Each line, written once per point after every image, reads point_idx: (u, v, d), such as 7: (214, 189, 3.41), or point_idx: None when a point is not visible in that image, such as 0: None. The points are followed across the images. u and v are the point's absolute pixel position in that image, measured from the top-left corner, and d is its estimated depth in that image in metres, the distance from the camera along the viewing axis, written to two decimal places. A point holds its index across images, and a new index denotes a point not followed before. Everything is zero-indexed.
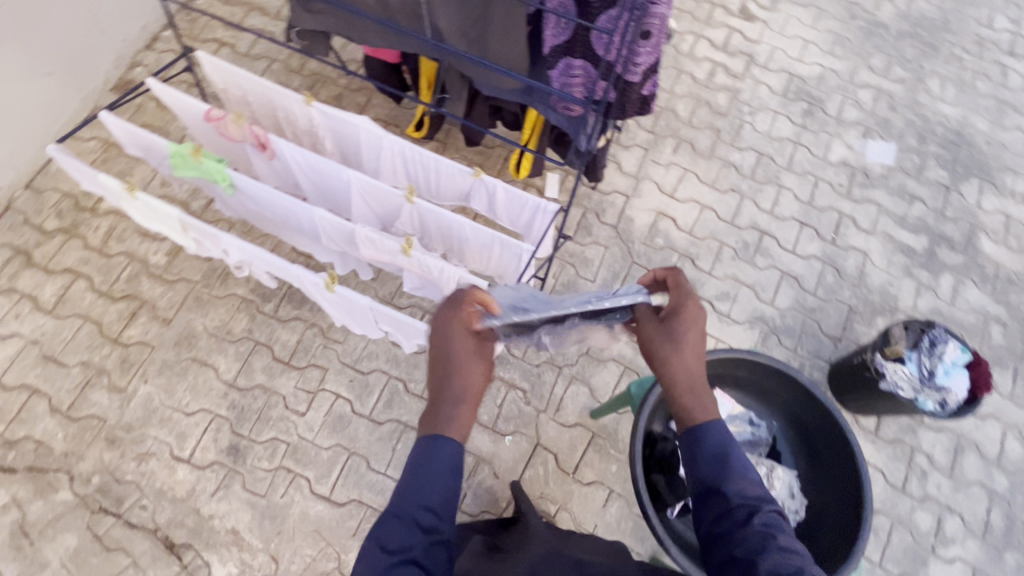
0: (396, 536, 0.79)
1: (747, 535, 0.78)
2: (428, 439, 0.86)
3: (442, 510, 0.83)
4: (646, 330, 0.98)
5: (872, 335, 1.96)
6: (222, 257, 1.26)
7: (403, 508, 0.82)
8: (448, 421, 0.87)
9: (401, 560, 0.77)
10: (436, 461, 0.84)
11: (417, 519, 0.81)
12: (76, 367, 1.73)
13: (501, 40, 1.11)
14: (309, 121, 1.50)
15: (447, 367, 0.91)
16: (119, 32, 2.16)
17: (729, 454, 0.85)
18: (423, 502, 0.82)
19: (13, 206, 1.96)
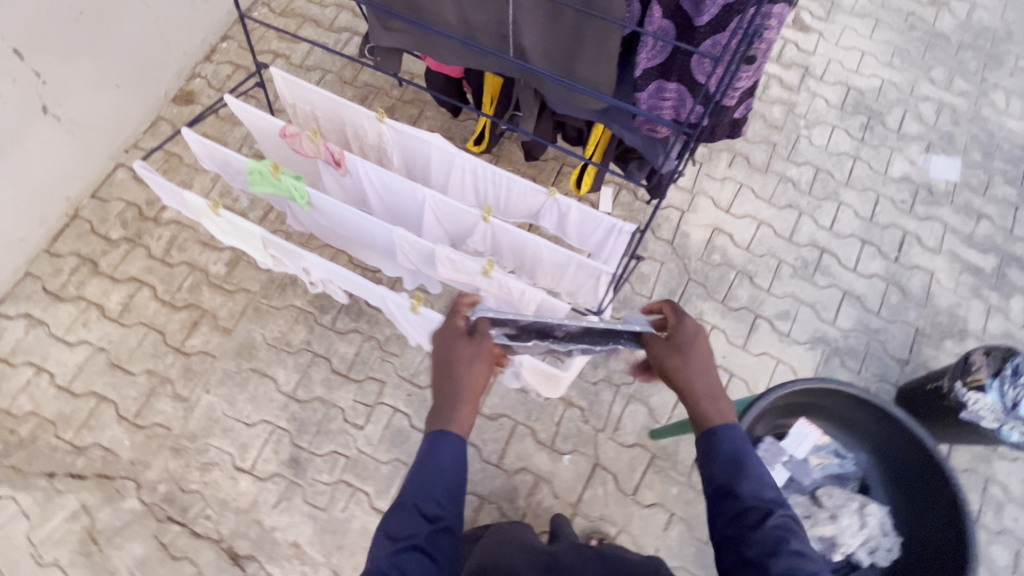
0: (401, 526, 0.87)
1: (761, 537, 0.84)
2: (434, 433, 0.94)
3: (446, 501, 0.90)
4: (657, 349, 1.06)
5: (941, 358, 1.89)
6: (302, 274, 1.27)
7: (408, 498, 0.89)
8: (455, 419, 0.95)
9: (405, 547, 0.85)
10: (441, 454, 0.92)
11: (420, 509, 0.88)
12: (142, 376, 1.76)
13: (591, 63, 1.09)
14: (379, 137, 1.50)
15: (453, 370, 0.99)
16: (182, 45, 2.21)
17: (740, 458, 0.90)
18: (425, 495, 0.89)
19: (79, 215, 2.00)
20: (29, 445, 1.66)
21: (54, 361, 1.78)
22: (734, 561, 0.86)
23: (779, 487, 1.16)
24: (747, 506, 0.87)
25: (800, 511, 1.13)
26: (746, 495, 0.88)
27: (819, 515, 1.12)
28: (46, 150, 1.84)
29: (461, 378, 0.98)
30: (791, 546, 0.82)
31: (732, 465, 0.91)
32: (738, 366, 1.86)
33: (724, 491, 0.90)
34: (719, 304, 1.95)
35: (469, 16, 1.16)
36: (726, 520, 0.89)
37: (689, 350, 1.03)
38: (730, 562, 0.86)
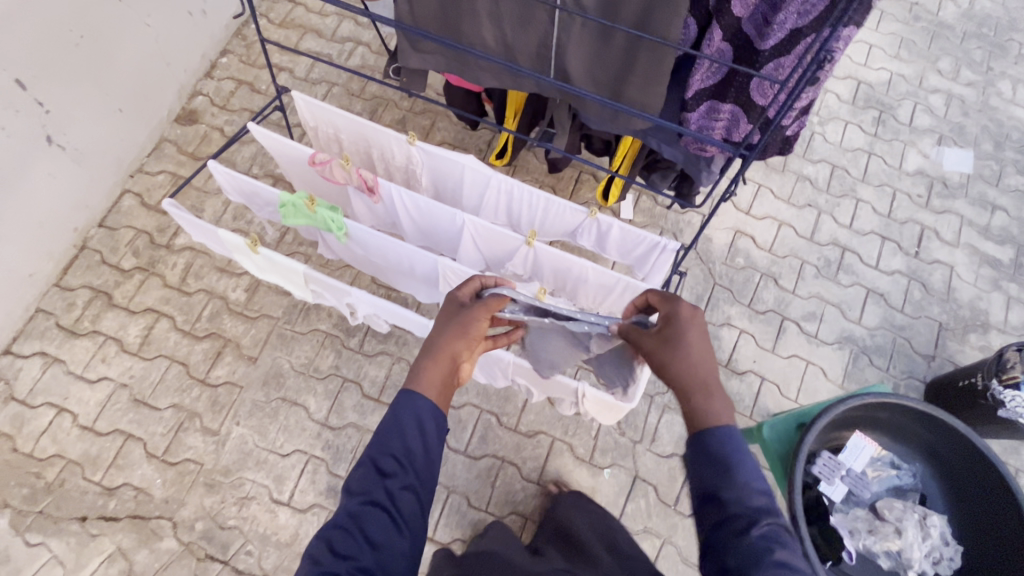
0: (359, 483, 0.85)
1: (743, 546, 0.77)
2: (405, 391, 0.92)
3: (405, 459, 0.87)
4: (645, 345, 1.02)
5: (966, 352, 1.92)
6: (346, 309, 1.24)
7: (367, 453, 0.87)
8: (423, 379, 0.93)
9: (364, 502, 0.83)
10: (408, 411, 0.89)
11: (377, 463, 0.86)
12: (168, 411, 1.72)
13: (641, 85, 1.07)
14: (407, 159, 1.46)
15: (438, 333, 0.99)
16: (183, 63, 2.14)
17: (730, 462, 0.83)
18: (384, 450, 0.87)
19: (88, 245, 1.94)
20: (57, 489, 1.62)
21: (75, 400, 1.73)
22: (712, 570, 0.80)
23: (838, 502, 1.16)
24: (731, 513, 0.81)
25: (863, 525, 1.13)
26: (731, 503, 0.81)
27: (883, 529, 1.12)
28: (52, 181, 1.78)
29: (441, 337, 0.97)
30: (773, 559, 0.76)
31: (726, 474, 0.83)
32: (769, 370, 1.86)
33: (711, 498, 0.83)
34: (746, 307, 1.95)
35: (510, 38, 1.12)
36: (714, 529, 0.82)
37: (684, 341, 0.96)
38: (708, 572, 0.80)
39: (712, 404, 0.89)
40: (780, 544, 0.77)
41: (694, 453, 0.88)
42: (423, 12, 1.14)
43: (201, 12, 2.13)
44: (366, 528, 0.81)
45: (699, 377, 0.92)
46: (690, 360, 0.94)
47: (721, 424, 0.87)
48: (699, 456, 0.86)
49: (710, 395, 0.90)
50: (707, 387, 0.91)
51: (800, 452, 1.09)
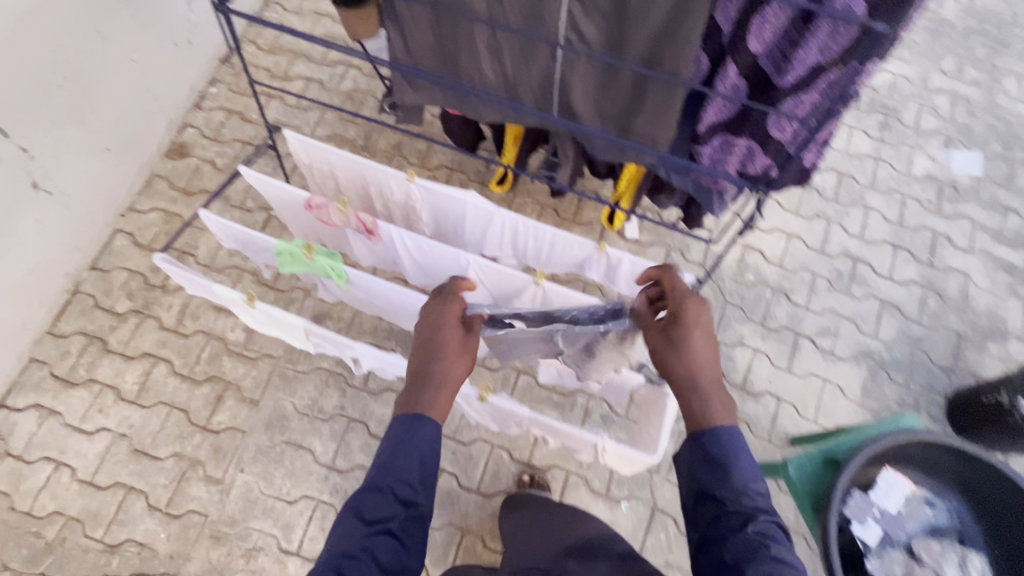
0: (374, 507, 0.87)
1: (739, 541, 0.82)
2: (408, 414, 0.94)
3: (420, 486, 0.91)
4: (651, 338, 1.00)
5: (986, 363, 1.87)
6: (350, 360, 1.19)
7: (384, 479, 0.89)
8: (430, 404, 0.95)
9: (378, 531, 0.85)
10: (418, 437, 0.92)
11: (393, 490, 0.89)
12: (170, 460, 1.67)
13: (650, 120, 1.02)
14: (406, 196, 1.41)
15: (433, 356, 0.98)
16: (170, 96, 2.08)
17: (725, 460, 0.88)
18: (402, 476, 0.89)
19: (81, 289, 1.89)
20: (58, 548, 1.57)
21: (73, 453, 1.67)
22: (709, 563, 0.83)
23: (872, 545, 1.11)
24: (730, 511, 0.85)
25: (900, 568, 1.09)
26: (728, 500, 0.86)
27: None
28: (40, 228, 1.72)
29: (441, 363, 0.97)
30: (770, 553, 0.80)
31: (719, 472, 0.88)
32: (786, 390, 1.81)
33: (708, 495, 0.88)
34: (759, 325, 1.89)
35: (511, 75, 1.07)
36: (707, 524, 0.87)
37: (689, 340, 0.94)
38: (705, 566, 0.84)
39: (712, 408, 0.92)
40: (773, 539, 0.82)
41: (689, 452, 0.93)
42: (420, 50, 1.10)
43: (187, 43, 2.07)
44: (378, 554, 0.83)
45: (699, 380, 0.93)
46: (689, 357, 0.94)
47: (721, 428, 0.90)
48: (693, 452, 0.91)
49: (710, 397, 0.92)
50: (710, 392, 0.93)
51: (833, 495, 1.06)
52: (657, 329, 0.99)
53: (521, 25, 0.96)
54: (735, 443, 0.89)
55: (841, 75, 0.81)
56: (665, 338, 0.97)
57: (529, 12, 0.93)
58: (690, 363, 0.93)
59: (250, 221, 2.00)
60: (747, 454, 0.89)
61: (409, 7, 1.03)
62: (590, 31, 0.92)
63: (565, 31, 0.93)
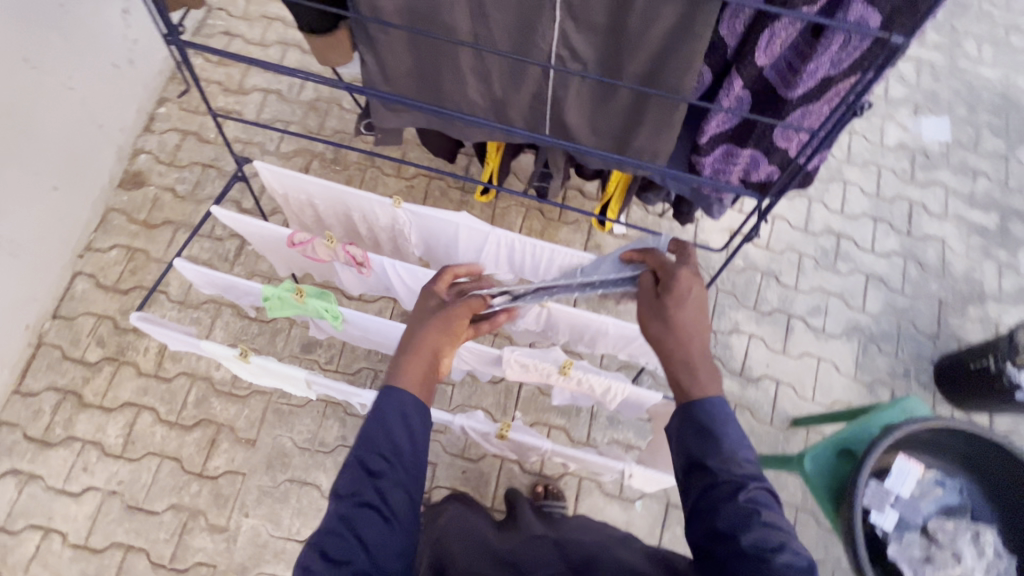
0: (350, 482, 0.79)
1: (731, 509, 0.74)
2: (390, 387, 0.87)
3: (395, 456, 0.81)
4: (643, 304, 0.95)
5: (968, 326, 1.93)
6: (357, 405, 1.16)
7: (356, 452, 0.81)
8: (404, 370, 0.89)
9: (357, 505, 0.77)
10: (388, 404, 0.85)
11: (364, 463, 0.80)
12: (168, 513, 1.59)
13: (650, 134, 0.98)
14: (392, 220, 1.35)
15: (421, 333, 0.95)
16: (117, 121, 1.93)
17: (714, 429, 0.80)
18: (373, 447, 0.81)
19: (45, 341, 1.76)
20: None
21: (61, 518, 1.58)
22: (704, 534, 0.75)
23: (890, 530, 1.14)
24: (720, 480, 0.77)
25: (919, 552, 1.12)
26: (717, 469, 0.78)
27: (941, 555, 1.11)
28: None
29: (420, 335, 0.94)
30: (763, 520, 0.73)
31: (709, 440, 0.80)
32: (783, 372, 1.84)
33: (696, 465, 0.80)
34: (752, 311, 1.91)
35: (500, 95, 1.02)
36: (699, 495, 0.78)
37: (679, 305, 0.91)
38: (699, 537, 0.76)
39: (695, 379, 0.86)
40: (765, 509, 0.74)
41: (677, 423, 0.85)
42: (399, 75, 1.03)
43: (128, 62, 1.91)
44: (360, 529, 0.75)
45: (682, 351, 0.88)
46: (677, 330, 0.89)
47: (705, 399, 0.84)
48: (682, 421, 0.83)
49: (695, 367, 0.87)
50: (693, 362, 0.87)
51: (856, 493, 1.08)
52: (651, 295, 0.94)
53: (510, 47, 0.91)
54: (723, 415, 0.82)
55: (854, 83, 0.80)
56: (653, 303, 0.93)
57: (519, 35, 0.88)
58: (677, 336, 0.89)
59: (222, 250, 1.89)
60: (737, 424, 0.82)
61: (384, 32, 0.95)
62: (586, 51, 0.88)
63: (558, 51, 0.88)
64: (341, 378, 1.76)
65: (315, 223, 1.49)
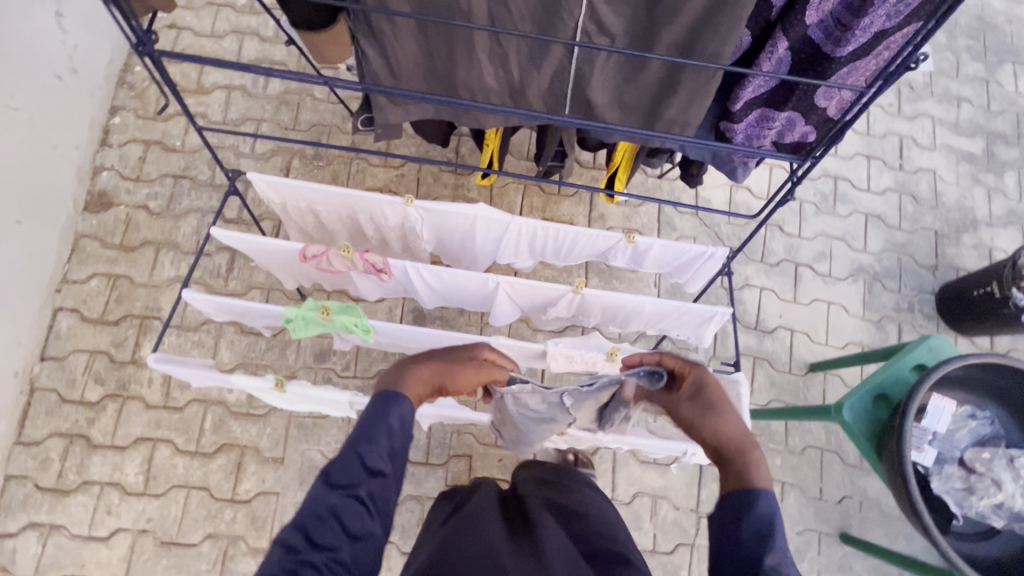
0: (343, 472, 0.79)
1: None
2: (386, 390, 0.87)
3: (389, 456, 0.82)
4: (688, 403, 0.92)
5: (964, 254, 1.99)
6: None
7: (352, 445, 0.81)
8: (411, 384, 0.89)
9: (346, 495, 0.77)
10: (388, 413, 0.84)
11: (363, 459, 0.80)
12: (205, 544, 1.55)
13: (681, 106, 0.93)
14: (403, 219, 1.29)
15: (437, 358, 0.95)
16: (71, 139, 1.77)
17: (771, 530, 0.73)
18: (372, 444, 0.81)
19: (38, 386, 1.66)
20: None
21: (94, 564, 1.53)
22: None
23: (931, 467, 1.18)
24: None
25: (960, 484, 1.17)
26: (767, 566, 0.71)
27: (984, 487, 1.16)
28: None
29: (442, 363, 0.94)
30: None
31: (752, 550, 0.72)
32: (796, 320, 1.87)
33: (741, 559, 0.72)
34: (760, 264, 1.92)
35: (518, 78, 0.95)
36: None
37: (721, 403, 0.89)
38: None
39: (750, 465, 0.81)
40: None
41: (726, 511, 0.77)
42: (406, 66, 0.95)
43: (71, 72, 1.74)
44: (344, 519, 0.76)
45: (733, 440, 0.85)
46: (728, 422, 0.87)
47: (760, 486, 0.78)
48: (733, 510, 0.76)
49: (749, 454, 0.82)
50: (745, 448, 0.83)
51: (905, 430, 1.13)
52: (694, 395, 0.92)
53: (532, 25, 0.84)
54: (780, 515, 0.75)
55: (921, 27, 0.73)
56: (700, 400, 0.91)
57: (542, 11, 0.82)
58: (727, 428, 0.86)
59: (213, 266, 1.78)
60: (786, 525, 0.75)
61: (390, 20, 0.87)
62: (614, 23, 0.82)
63: (584, 25, 0.83)
64: (361, 383, 1.71)
65: (317, 230, 1.40)
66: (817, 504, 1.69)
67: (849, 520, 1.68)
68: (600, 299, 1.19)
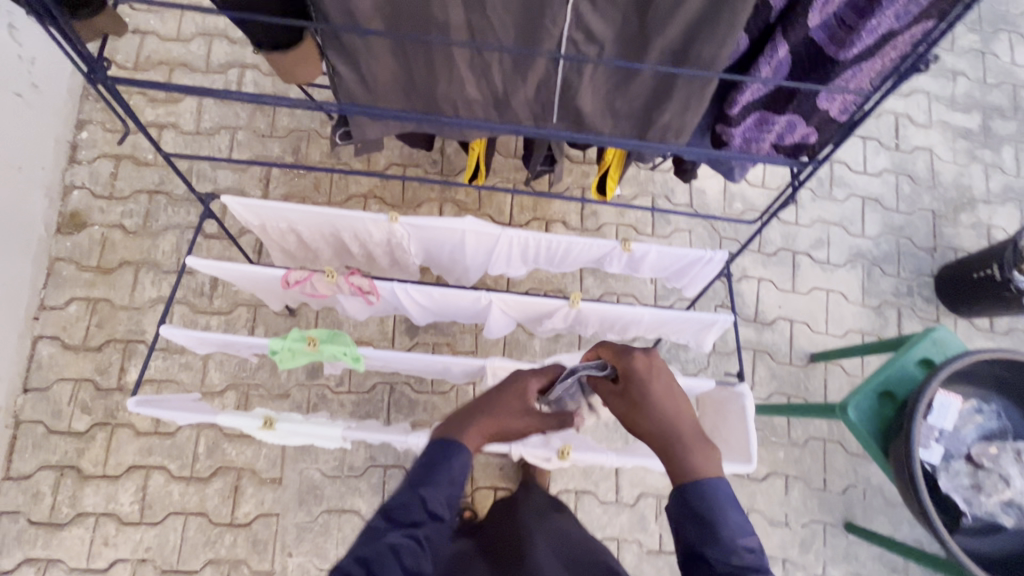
0: (404, 511, 0.80)
1: None
2: (441, 440, 0.86)
3: (449, 503, 0.82)
4: (618, 403, 0.89)
5: (962, 233, 1.96)
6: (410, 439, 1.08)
7: (415, 488, 0.81)
8: (470, 434, 0.87)
9: (406, 535, 0.78)
10: (448, 465, 0.83)
11: (425, 502, 0.80)
12: (207, 569, 1.53)
13: (677, 112, 0.87)
14: (389, 235, 1.23)
15: (494, 404, 0.91)
16: (36, 158, 1.69)
17: (714, 517, 0.75)
18: (435, 492, 0.81)
19: (22, 419, 1.61)
20: None
21: None
22: None
23: (937, 464, 1.17)
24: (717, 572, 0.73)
25: (967, 479, 1.15)
26: (716, 559, 0.73)
27: (990, 482, 1.15)
28: None
29: (499, 408, 0.91)
30: None
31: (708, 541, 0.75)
32: (796, 310, 1.84)
33: (696, 555, 0.75)
34: (757, 254, 1.88)
35: (502, 90, 0.89)
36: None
37: (650, 396, 0.86)
38: None
39: (692, 457, 0.81)
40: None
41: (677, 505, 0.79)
42: (382, 82, 0.89)
43: (31, 87, 1.65)
44: (403, 559, 0.75)
45: (674, 429, 0.84)
46: (663, 412, 0.85)
47: (706, 478, 0.79)
48: (678, 508, 0.78)
49: (688, 444, 0.82)
50: (684, 439, 0.83)
51: (913, 429, 1.11)
52: (621, 392, 0.89)
53: (515, 36, 0.78)
54: (724, 501, 0.77)
55: (935, 27, 0.69)
56: (627, 397, 0.88)
57: (525, 22, 0.76)
58: (666, 420, 0.84)
59: (196, 284, 1.72)
60: (738, 511, 0.76)
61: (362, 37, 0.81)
62: (603, 31, 0.76)
63: (571, 33, 0.77)
64: (356, 397, 1.67)
65: (300, 248, 1.35)
66: (821, 495, 1.68)
67: (854, 509, 1.68)
68: (599, 311, 1.15)
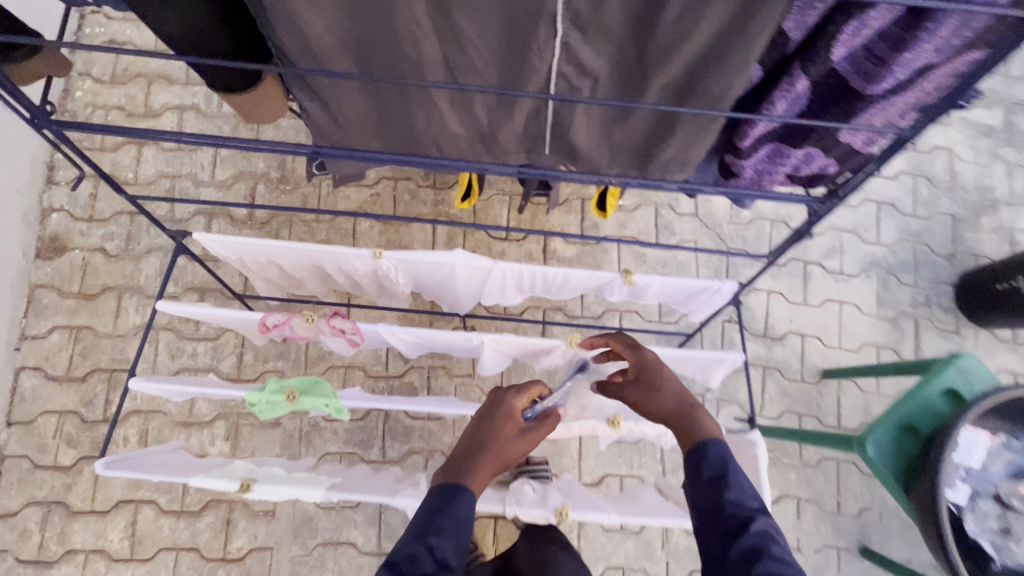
0: (411, 565, 0.72)
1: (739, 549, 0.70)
2: (441, 485, 0.81)
3: (458, 551, 0.75)
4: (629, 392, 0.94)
5: (983, 238, 1.86)
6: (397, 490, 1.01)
7: (420, 538, 0.75)
8: (468, 472, 0.82)
9: None
10: (451, 511, 0.78)
11: (433, 553, 0.73)
12: None
13: (678, 147, 0.79)
14: (374, 268, 1.16)
15: (487, 435, 0.87)
16: (11, 182, 1.62)
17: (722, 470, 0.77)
18: (443, 541, 0.74)
19: (7, 454, 1.56)
20: None
21: None
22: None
23: (964, 504, 1.09)
24: (726, 518, 0.73)
25: (995, 522, 1.08)
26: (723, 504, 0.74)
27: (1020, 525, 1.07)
28: None
29: (492, 438, 0.87)
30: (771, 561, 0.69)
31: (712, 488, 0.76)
32: (807, 324, 1.76)
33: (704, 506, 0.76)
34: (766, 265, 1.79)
35: (488, 125, 0.81)
36: (708, 535, 0.74)
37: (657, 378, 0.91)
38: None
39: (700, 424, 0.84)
40: (774, 545, 0.71)
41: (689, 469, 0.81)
42: (356, 120, 0.82)
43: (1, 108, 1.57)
44: None
45: (682, 402, 0.88)
46: (670, 389, 0.90)
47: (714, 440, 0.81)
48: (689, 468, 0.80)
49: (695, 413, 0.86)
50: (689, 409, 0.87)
51: (940, 469, 1.03)
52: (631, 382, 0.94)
53: (499, 74, 0.71)
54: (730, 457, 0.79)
55: (985, 58, 0.61)
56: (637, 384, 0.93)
57: (507, 60, 0.69)
58: (672, 396, 0.89)
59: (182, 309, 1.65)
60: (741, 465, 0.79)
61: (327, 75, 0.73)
62: (597, 65, 0.68)
63: (562, 67, 0.68)
64: (350, 425, 1.61)
65: (283, 278, 1.28)
66: (835, 519, 1.62)
67: (869, 532, 1.61)
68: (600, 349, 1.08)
